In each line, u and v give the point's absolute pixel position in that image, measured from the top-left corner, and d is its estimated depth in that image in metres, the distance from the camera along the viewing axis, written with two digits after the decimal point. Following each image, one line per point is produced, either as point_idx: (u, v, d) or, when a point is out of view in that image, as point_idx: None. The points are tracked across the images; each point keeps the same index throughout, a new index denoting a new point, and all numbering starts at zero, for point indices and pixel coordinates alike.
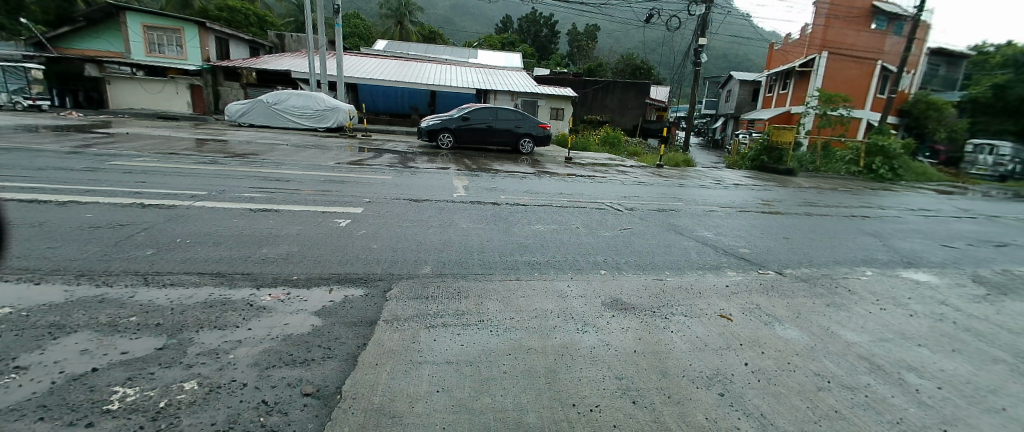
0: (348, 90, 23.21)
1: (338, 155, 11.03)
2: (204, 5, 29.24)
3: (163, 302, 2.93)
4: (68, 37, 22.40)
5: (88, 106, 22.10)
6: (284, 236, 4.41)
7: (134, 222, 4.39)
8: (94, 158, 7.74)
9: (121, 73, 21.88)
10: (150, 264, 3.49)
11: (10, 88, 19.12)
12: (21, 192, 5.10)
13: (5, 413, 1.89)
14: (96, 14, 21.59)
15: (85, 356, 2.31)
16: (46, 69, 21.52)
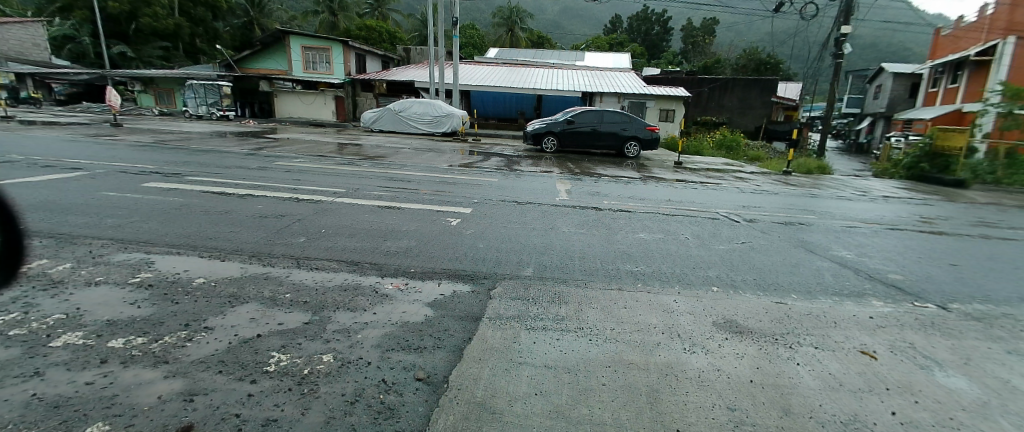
0: (461, 96, 24.74)
1: (451, 158, 11.81)
2: (346, 25, 33.46)
3: (309, 283, 3.43)
4: (248, 59, 26.87)
5: (262, 115, 26.62)
6: (404, 232, 4.87)
7: (290, 214, 5.18)
8: (263, 159, 9.28)
9: (285, 87, 25.46)
10: (302, 250, 4.09)
11: (208, 101, 23.60)
12: (212, 186, 6.31)
13: (197, 363, 2.37)
14: (270, 39, 25.82)
15: (253, 323, 2.81)
16: (233, 85, 26.42)
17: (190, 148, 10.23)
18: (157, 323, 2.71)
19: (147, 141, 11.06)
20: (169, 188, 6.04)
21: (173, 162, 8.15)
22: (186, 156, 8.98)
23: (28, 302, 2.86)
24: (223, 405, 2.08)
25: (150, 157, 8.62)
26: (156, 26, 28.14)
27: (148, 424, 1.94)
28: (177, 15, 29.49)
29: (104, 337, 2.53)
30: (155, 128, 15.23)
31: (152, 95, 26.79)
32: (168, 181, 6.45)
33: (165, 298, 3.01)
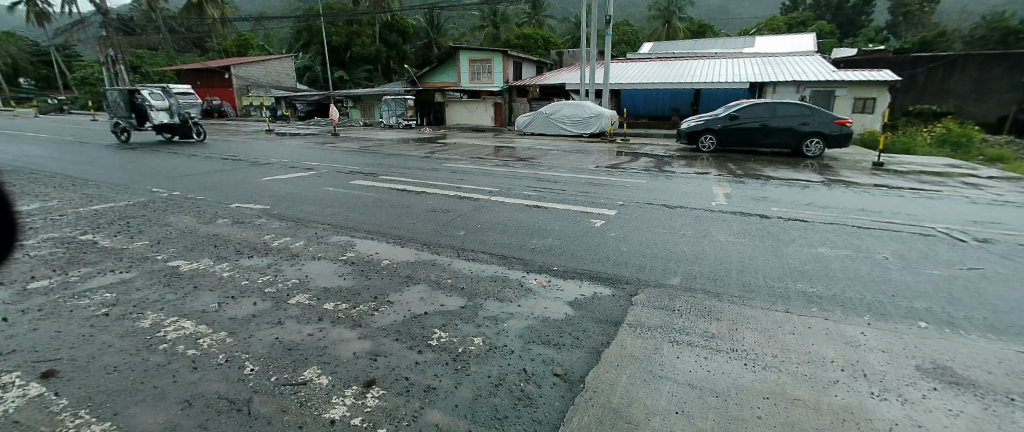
0: (612, 96, 24.50)
1: (599, 159, 11.80)
2: (506, 35, 35.96)
3: (467, 272, 3.87)
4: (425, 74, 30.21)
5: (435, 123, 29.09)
6: (550, 230, 5.10)
7: (453, 209, 5.85)
8: (434, 161, 10.59)
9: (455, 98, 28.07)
10: (461, 242, 4.61)
11: (397, 113, 26.68)
12: (395, 183, 7.47)
13: (381, 330, 2.90)
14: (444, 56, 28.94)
15: (422, 302, 3.30)
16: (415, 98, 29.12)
17: (381, 152, 12.22)
18: (355, 293, 3.39)
19: (351, 148, 13.56)
20: (364, 185, 7.34)
21: (369, 164, 9.84)
22: (379, 159, 10.73)
23: (277, 268, 3.84)
24: (397, 368, 2.51)
25: (353, 160, 10.58)
26: (364, 52, 34.60)
27: (347, 371, 2.46)
28: (377, 42, 35.31)
29: (321, 300, 3.27)
30: (357, 136, 18.52)
31: (359, 109, 30.65)
32: (364, 179, 7.84)
33: (361, 274, 3.73)
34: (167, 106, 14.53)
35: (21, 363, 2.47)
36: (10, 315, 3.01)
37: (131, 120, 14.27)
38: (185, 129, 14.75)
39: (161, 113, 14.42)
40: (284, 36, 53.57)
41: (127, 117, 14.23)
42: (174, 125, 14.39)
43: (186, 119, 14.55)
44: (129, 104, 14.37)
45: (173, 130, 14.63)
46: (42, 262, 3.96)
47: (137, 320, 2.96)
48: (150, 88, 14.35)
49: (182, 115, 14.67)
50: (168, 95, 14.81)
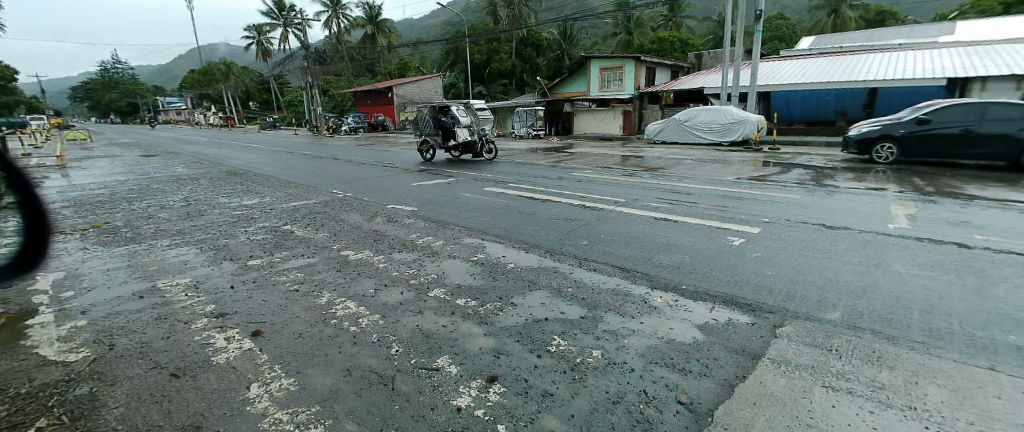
0: (760, 99, 22.20)
1: (740, 170, 10.78)
2: (641, 41, 35.02)
3: (589, 282, 3.87)
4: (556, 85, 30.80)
5: (563, 133, 28.97)
6: (679, 246, 4.84)
7: (577, 218, 5.91)
8: (561, 170, 10.79)
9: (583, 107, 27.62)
10: (584, 251, 4.64)
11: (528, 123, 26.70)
12: (523, 191, 7.79)
13: (505, 329, 3.07)
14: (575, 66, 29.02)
15: (543, 308, 3.39)
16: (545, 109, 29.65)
17: (512, 161, 12.84)
18: (483, 293, 3.64)
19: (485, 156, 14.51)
20: (495, 192, 7.81)
21: (500, 172, 10.43)
22: (511, 168, 11.27)
23: (420, 263, 4.33)
24: (517, 368, 2.65)
25: (486, 168, 11.32)
26: (501, 67, 36.22)
27: (474, 365, 2.67)
28: (514, 57, 37.02)
29: (454, 296, 3.59)
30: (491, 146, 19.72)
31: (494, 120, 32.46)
32: (494, 186, 8.34)
33: (489, 275, 4.00)
34: (470, 123, 13.38)
35: (240, 321, 3.21)
36: (236, 284, 3.92)
37: (436, 138, 13.34)
38: (479, 147, 13.59)
39: (464, 130, 13.29)
40: (434, 58, 59.58)
41: (434, 135, 13.37)
42: (472, 143, 13.23)
43: (483, 136, 13.34)
44: (436, 121, 13.48)
45: (470, 149, 13.51)
46: (258, 245, 5.06)
47: (317, 297, 3.62)
48: (459, 103, 13.25)
49: (479, 131, 13.51)
50: (469, 109, 13.71)
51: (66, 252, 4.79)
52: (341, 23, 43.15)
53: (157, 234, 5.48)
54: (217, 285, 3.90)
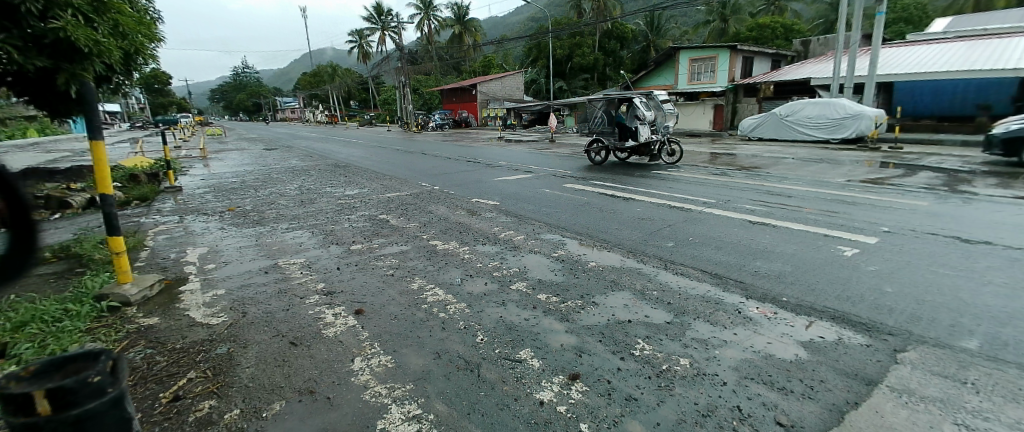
0: (880, 90, 19.60)
1: (852, 171, 9.63)
2: (737, 29, 32.50)
3: (676, 286, 3.65)
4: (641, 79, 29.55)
5: None
6: (778, 254, 4.44)
7: (663, 218, 5.64)
8: (645, 168, 10.39)
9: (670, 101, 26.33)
10: (670, 253, 4.43)
11: None
12: (605, 189, 7.61)
13: (586, 328, 2.98)
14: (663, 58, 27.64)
15: (626, 309, 3.24)
16: None
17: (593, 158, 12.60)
18: (563, 290, 3.57)
19: (565, 153, 14.42)
20: (576, 189, 7.73)
21: (580, 169, 10.30)
22: (592, 164, 11.10)
23: (503, 257, 4.42)
24: (599, 369, 2.55)
25: (567, 164, 11.25)
26: (583, 62, 35.59)
27: (555, 361, 2.64)
28: (597, 51, 36.20)
29: (535, 290, 3.60)
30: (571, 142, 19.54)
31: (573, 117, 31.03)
32: (575, 184, 8.25)
33: (570, 272, 3.95)
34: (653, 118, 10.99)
35: (345, 301, 3.52)
36: (341, 266, 4.31)
37: (612, 136, 11.06)
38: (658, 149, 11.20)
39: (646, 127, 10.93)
40: (517, 54, 60.26)
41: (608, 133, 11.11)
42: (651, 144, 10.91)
43: (666, 136, 10.97)
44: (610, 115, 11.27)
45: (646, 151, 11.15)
46: (358, 232, 5.51)
47: (409, 283, 3.86)
48: (641, 95, 11.00)
49: (661, 129, 11.10)
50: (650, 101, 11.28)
51: (209, 231, 5.60)
52: (432, 25, 45.28)
53: (277, 218, 6.20)
54: (325, 266, 4.33)
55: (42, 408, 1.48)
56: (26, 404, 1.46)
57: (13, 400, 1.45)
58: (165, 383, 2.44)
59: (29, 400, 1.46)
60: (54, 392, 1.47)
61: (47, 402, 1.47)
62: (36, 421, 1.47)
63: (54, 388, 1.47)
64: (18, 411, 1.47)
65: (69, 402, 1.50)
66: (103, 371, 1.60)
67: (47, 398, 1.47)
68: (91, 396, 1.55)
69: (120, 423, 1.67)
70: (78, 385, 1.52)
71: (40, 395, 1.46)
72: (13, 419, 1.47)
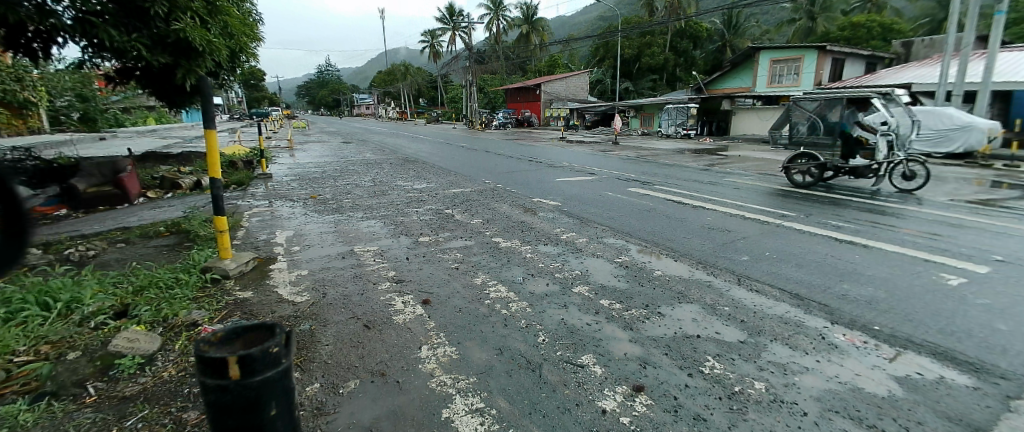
0: (997, 99, 17.35)
1: (958, 189, 8.62)
2: (827, 28, 30.04)
3: (751, 304, 3.44)
4: (716, 80, 28.10)
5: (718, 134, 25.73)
6: (868, 277, 4.06)
7: (736, 230, 5.35)
8: (716, 174, 9.90)
9: (744, 104, 24.40)
10: (744, 268, 4.18)
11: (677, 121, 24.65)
12: (673, 195, 7.35)
13: (652, 339, 2.90)
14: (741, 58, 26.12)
15: (696, 323, 3.11)
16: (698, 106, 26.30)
17: (659, 162, 12.19)
18: (628, 297, 3.50)
19: (630, 155, 14.07)
20: (642, 193, 7.52)
21: (647, 172, 10.01)
22: (659, 169, 10.73)
23: (566, 259, 4.41)
24: (666, 383, 2.47)
25: (632, 167, 10.99)
26: (652, 62, 34.46)
27: (618, 370, 2.58)
28: (667, 51, 34.91)
29: (598, 295, 3.55)
30: (636, 145, 19.01)
31: (639, 118, 30.19)
32: (640, 188, 8.04)
33: (635, 279, 3.86)
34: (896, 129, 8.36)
35: (414, 290, 3.69)
36: (410, 256, 4.51)
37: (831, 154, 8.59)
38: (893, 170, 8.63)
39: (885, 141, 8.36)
40: (584, 53, 59.55)
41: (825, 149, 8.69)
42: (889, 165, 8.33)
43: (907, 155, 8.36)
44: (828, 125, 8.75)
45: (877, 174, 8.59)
46: (426, 224, 5.73)
47: (473, 277, 3.97)
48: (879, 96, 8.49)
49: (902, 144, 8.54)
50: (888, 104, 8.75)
51: (294, 215, 6.07)
52: (501, 25, 45.95)
53: (353, 207, 6.59)
54: (396, 255, 4.55)
55: (233, 372, 1.50)
56: (220, 368, 1.49)
57: (211, 363, 1.49)
58: None
59: (224, 365, 1.48)
60: (242, 359, 1.49)
61: (238, 367, 1.49)
62: (227, 385, 1.50)
63: (244, 355, 1.49)
64: (212, 374, 1.50)
65: (250, 370, 1.50)
66: (280, 342, 1.60)
67: (238, 364, 1.49)
68: (267, 367, 1.54)
69: (288, 395, 1.66)
70: (260, 353, 1.52)
71: (232, 361, 1.48)
72: (208, 380, 1.52)
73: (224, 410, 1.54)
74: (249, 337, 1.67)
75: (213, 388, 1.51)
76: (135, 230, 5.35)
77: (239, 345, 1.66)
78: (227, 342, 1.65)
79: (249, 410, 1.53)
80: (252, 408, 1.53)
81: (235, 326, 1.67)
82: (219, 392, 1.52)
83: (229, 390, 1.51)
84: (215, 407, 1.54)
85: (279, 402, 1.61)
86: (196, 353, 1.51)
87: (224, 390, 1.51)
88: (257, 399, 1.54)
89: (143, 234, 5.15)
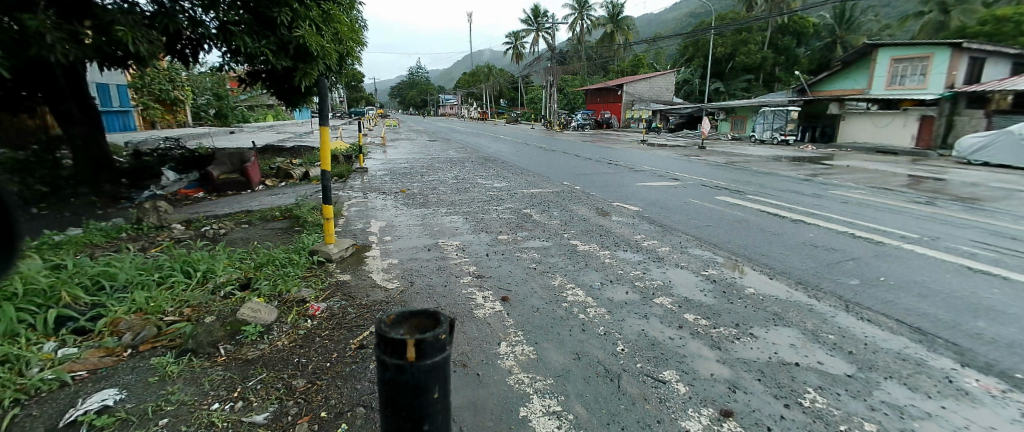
0: None
1: None
2: (966, 21, 26.00)
3: (860, 335, 3.07)
4: (822, 82, 25.42)
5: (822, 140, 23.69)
6: (1013, 316, 3.46)
7: (843, 250, 4.85)
8: (818, 186, 9.02)
9: (857, 109, 21.95)
10: (853, 293, 3.76)
11: (774, 126, 22.74)
12: (769, 207, 6.83)
13: (742, 362, 2.69)
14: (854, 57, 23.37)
15: (793, 350, 2.84)
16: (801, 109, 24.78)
17: (752, 169, 11.36)
18: (716, 314, 3.31)
19: (719, 161, 13.27)
20: (732, 203, 7.08)
21: (738, 180, 9.39)
22: (752, 177, 10.01)
23: (647, 267, 4.28)
24: (757, 411, 2.26)
25: (720, 174, 10.37)
26: (747, 61, 32.11)
27: (703, 390, 2.43)
28: (766, 49, 32.31)
29: (682, 308, 3.40)
30: (725, 150, 17.86)
31: (730, 121, 28.33)
32: (730, 197, 7.57)
33: (724, 295, 3.64)
34: None
35: (494, 287, 3.80)
36: (490, 253, 4.64)
37: None
38: None
39: None
40: (671, 52, 56.98)
41: None
42: None
43: None
44: None
45: None
46: (506, 222, 5.87)
47: (551, 278, 3.99)
48: None
49: None
50: None
51: (386, 207, 6.53)
52: (585, 24, 45.47)
53: (437, 203, 6.93)
54: (477, 251, 4.72)
55: (408, 354, 1.48)
56: (397, 349, 1.47)
57: (389, 343, 1.47)
58: (352, 333, 2.96)
59: (402, 346, 1.46)
60: (418, 342, 1.45)
61: (414, 350, 1.46)
62: (403, 366, 1.48)
63: (420, 338, 1.45)
64: (390, 353, 1.49)
65: (423, 354, 1.48)
66: (449, 329, 1.54)
67: (414, 346, 1.45)
68: (435, 351, 1.50)
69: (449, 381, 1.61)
70: (433, 338, 1.47)
71: (410, 343, 1.45)
72: (384, 358, 1.51)
73: (396, 388, 1.53)
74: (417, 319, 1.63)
75: (390, 367, 1.51)
76: (255, 213, 6.07)
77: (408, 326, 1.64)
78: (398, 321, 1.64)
79: (417, 392, 1.52)
80: (419, 391, 1.51)
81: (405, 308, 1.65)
82: (395, 371, 1.51)
83: (404, 371, 1.50)
84: (387, 384, 1.54)
85: (440, 388, 1.57)
86: (376, 330, 1.49)
87: (400, 370, 1.50)
88: (424, 382, 1.51)
89: (263, 218, 5.83)
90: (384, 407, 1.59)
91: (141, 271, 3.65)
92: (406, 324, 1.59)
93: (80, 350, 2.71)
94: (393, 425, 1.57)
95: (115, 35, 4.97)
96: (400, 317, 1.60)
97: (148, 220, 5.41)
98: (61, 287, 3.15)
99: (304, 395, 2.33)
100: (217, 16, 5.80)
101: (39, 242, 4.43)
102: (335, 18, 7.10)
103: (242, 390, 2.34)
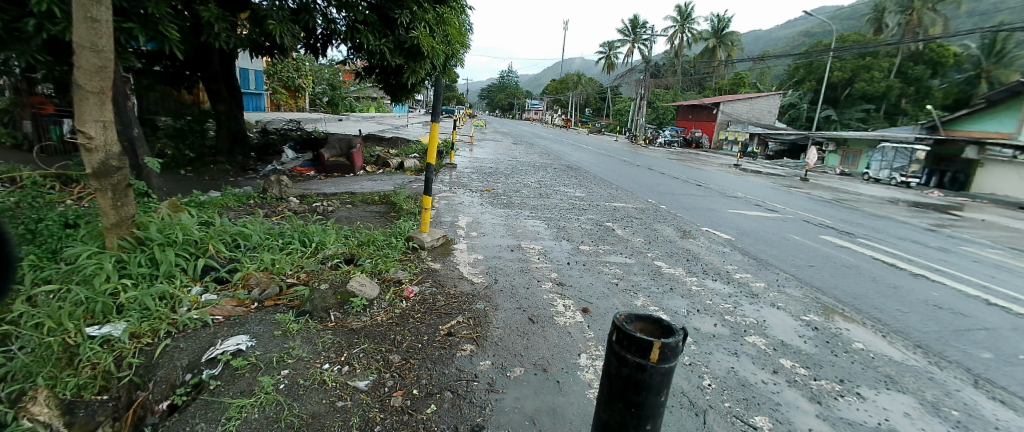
0: None
1: None
2: None
3: (992, 417, 2.67)
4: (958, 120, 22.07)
5: (952, 187, 20.35)
6: None
7: (975, 317, 4.22)
8: (945, 239, 7.90)
9: (1002, 156, 18.73)
10: (984, 368, 3.27)
11: (893, 165, 20.27)
12: (883, 255, 6.14)
13: (844, 421, 2.49)
14: (1000, 96, 20.02)
15: (908, 420, 2.55)
16: (931, 150, 21.42)
17: (862, 210, 10.26)
18: (817, 365, 3.08)
19: (823, 196, 12.13)
20: (837, 245, 6.48)
21: (845, 220, 8.55)
22: (861, 218, 9.06)
23: (737, 301, 4.07)
24: None
25: (825, 211, 9.49)
26: (868, 89, 28.98)
27: None
28: (892, 77, 28.92)
29: (778, 352, 3.20)
30: (830, 185, 16.25)
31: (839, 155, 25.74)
32: (836, 238, 6.93)
33: (827, 345, 3.37)
34: None
35: (576, 296, 3.82)
36: (571, 262, 4.67)
37: None
38: None
39: None
40: (777, 73, 52.87)
41: None
42: None
43: None
44: None
45: None
46: (588, 233, 5.86)
47: (633, 297, 3.93)
48: None
49: None
50: None
51: (472, 204, 6.79)
52: (685, 38, 43.78)
53: (521, 205, 7.09)
54: (559, 258, 4.78)
55: (651, 355, 1.56)
56: (642, 349, 1.55)
57: (634, 342, 1.57)
58: (442, 319, 3.15)
59: (648, 347, 1.53)
60: (663, 346, 1.52)
61: (657, 352, 1.53)
62: (646, 365, 1.56)
63: (665, 342, 1.52)
64: (632, 352, 1.58)
65: (664, 357, 1.55)
66: (683, 338, 1.60)
67: (658, 349, 1.53)
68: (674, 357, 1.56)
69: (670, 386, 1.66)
70: (675, 343, 1.54)
71: (656, 345, 1.52)
72: (627, 355, 1.60)
73: (628, 384, 1.62)
74: (643, 322, 1.71)
75: (630, 365, 1.59)
76: (358, 196, 6.62)
77: (638, 326, 1.72)
78: (630, 320, 1.72)
79: (648, 393, 1.59)
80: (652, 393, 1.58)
81: (636, 312, 1.74)
82: (634, 369, 1.60)
83: (643, 370, 1.58)
84: (619, 378, 1.64)
85: (665, 392, 1.62)
86: (621, 327, 1.60)
87: (640, 369, 1.58)
88: (656, 385, 1.59)
89: (364, 201, 6.36)
90: (609, 398, 1.69)
91: (268, 235, 4.18)
92: (638, 326, 1.69)
93: (218, 297, 3.20)
94: (614, 415, 1.68)
95: (267, 27, 5.74)
96: (632, 318, 1.71)
97: (272, 191, 6.13)
98: (208, 240, 3.71)
99: (399, 370, 2.52)
100: (348, 16, 6.46)
101: (190, 200, 5.21)
102: (447, 20, 7.59)
103: (348, 356, 2.59)
